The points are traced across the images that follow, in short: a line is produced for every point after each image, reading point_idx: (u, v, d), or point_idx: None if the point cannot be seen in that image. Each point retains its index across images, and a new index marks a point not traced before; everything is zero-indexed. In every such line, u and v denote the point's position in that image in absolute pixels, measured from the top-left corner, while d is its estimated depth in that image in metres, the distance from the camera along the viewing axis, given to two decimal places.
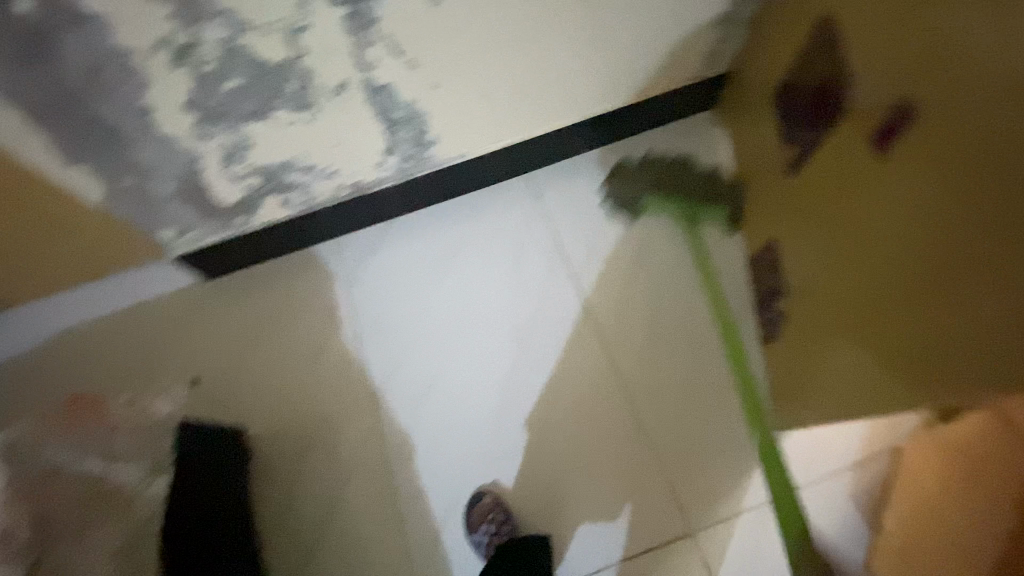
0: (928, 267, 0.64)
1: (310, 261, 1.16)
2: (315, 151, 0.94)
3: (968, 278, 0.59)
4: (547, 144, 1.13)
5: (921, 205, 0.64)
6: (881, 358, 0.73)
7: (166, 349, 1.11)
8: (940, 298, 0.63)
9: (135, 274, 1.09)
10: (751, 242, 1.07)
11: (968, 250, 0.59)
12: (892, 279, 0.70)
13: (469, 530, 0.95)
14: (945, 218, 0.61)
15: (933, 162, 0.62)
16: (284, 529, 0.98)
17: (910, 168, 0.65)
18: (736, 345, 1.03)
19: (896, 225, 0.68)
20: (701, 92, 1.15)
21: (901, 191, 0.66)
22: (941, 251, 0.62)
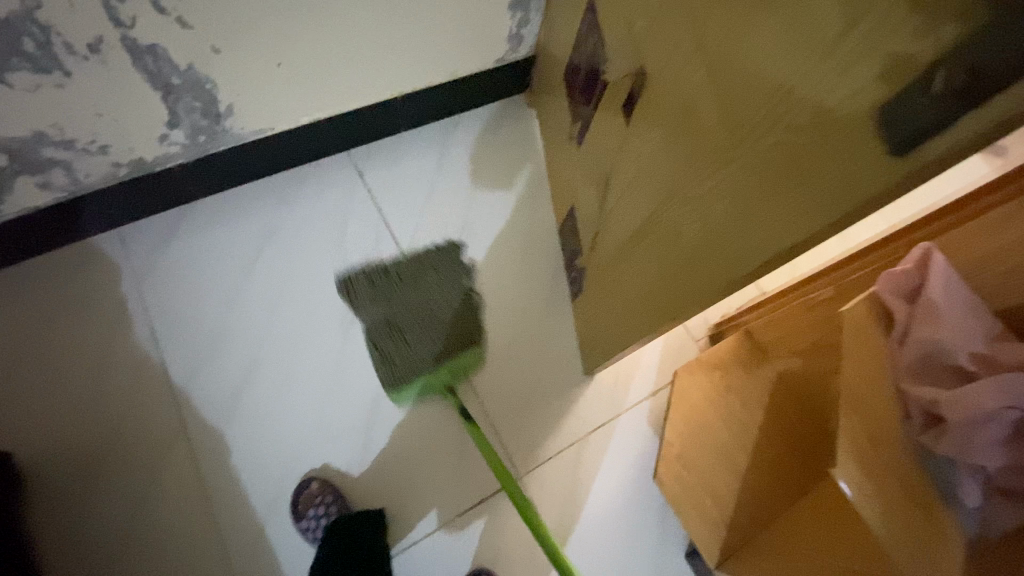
0: (674, 206, 0.72)
1: (93, 253, 1.01)
2: (73, 121, 0.82)
3: (696, 215, 0.68)
4: (363, 121, 1.12)
5: (663, 156, 0.73)
6: (655, 295, 0.82)
7: None
8: (685, 230, 0.71)
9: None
10: (558, 211, 1.17)
11: (682, 190, 0.70)
12: (654, 223, 0.78)
13: (298, 517, 0.92)
14: (678, 161, 0.70)
15: (666, 117, 0.71)
16: (79, 552, 0.86)
17: (646, 128, 0.76)
18: (549, 306, 1.12)
19: (642, 176, 0.79)
20: (509, 75, 1.22)
21: (643, 149, 0.77)
22: (677, 193, 0.71)
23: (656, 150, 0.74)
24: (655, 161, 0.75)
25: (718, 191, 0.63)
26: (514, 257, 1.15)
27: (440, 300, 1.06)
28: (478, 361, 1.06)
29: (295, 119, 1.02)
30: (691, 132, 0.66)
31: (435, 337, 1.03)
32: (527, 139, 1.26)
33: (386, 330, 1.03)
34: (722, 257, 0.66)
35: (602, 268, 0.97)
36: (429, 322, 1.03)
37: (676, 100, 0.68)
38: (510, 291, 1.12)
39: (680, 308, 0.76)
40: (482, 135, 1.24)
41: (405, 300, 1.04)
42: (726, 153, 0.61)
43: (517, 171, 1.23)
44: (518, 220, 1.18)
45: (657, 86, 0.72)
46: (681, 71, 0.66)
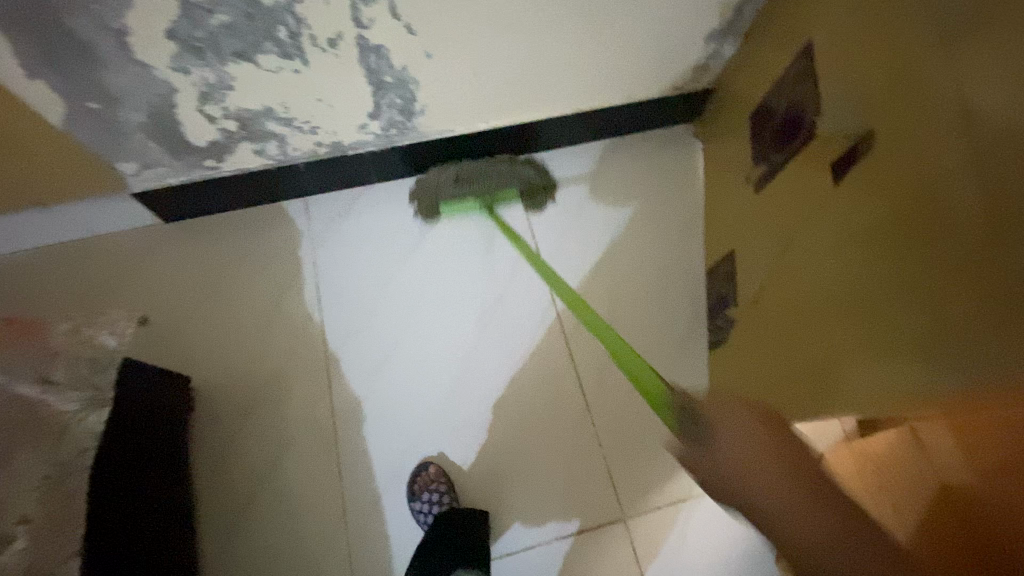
0: (873, 286, 0.67)
1: (280, 216, 1.14)
2: (296, 103, 0.93)
3: (908, 304, 0.62)
4: (532, 132, 1.15)
5: (868, 230, 0.68)
6: (822, 373, 0.76)
7: (120, 287, 1.07)
8: (881, 313, 0.66)
9: (93, 203, 1.04)
10: (710, 252, 1.12)
11: (895, 270, 0.64)
12: (839, 297, 0.73)
13: (412, 497, 0.96)
14: (889, 240, 0.65)
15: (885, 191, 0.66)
16: (226, 476, 0.97)
17: (859, 196, 0.70)
18: (684, 348, 1.08)
19: (837, 243, 0.73)
20: (683, 104, 1.19)
21: (848, 216, 0.71)
22: (886, 272, 0.65)
23: (867, 221, 0.68)
24: (856, 234, 0.70)
25: (941, 280, 0.58)
26: (656, 293, 1.12)
27: (492, 173, 1.11)
28: (512, 199, 1.18)
29: (474, 124, 1.07)
30: (926, 211, 0.60)
31: (490, 179, 1.11)
32: (688, 171, 1.22)
33: (437, 188, 1.10)
34: (932, 355, 0.59)
35: (757, 327, 0.92)
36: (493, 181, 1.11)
37: (913, 173, 0.62)
38: (646, 325, 1.10)
39: (856, 396, 0.70)
40: (641, 161, 1.22)
41: (489, 177, 1.11)
42: (972, 245, 0.54)
43: (672, 203, 1.19)
44: (661, 254, 1.16)
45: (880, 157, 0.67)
46: (931, 143, 0.60)
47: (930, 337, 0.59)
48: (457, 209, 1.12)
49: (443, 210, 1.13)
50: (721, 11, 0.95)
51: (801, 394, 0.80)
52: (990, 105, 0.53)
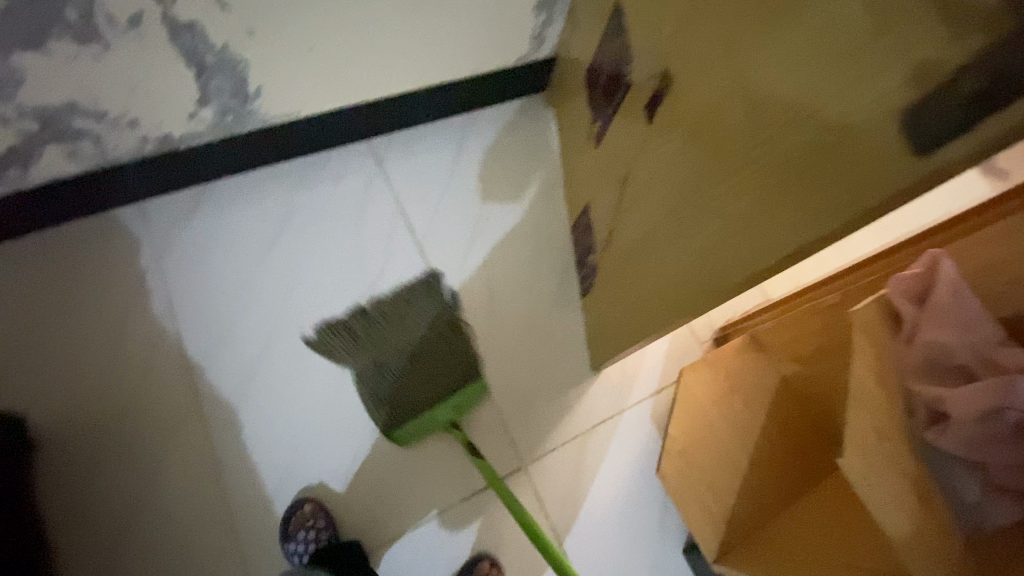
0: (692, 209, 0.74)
1: (114, 226, 1.03)
2: (106, 93, 0.84)
3: (705, 217, 0.71)
4: (385, 111, 1.14)
5: (684, 160, 0.75)
6: (665, 296, 0.84)
7: None
8: (690, 232, 0.75)
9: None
10: (571, 209, 1.19)
11: (695, 191, 0.73)
12: (669, 224, 0.80)
13: (287, 538, 0.91)
14: (699, 167, 0.72)
15: (692, 125, 0.72)
16: (88, 514, 0.87)
17: (666, 131, 0.79)
18: (560, 301, 1.14)
19: (657, 176, 0.82)
20: (530, 73, 1.25)
21: (660, 152, 0.80)
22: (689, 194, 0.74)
23: (674, 153, 0.77)
24: (676, 166, 0.77)
25: (734, 196, 0.65)
26: (527, 254, 1.17)
27: (427, 369, 1.00)
28: (482, 393, 1.03)
29: (320, 106, 1.04)
30: (710, 135, 0.69)
31: (434, 393, 1.00)
32: (543, 138, 1.28)
33: (369, 380, 1.00)
34: (727, 258, 0.69)
35: (612, 266, 1.01)
36: (431, 374, 1.01)
37: (699, 104, 0.70)
38: (521, 284, 1.14)
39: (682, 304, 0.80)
40: (498, 131, 1.26)
41: (395, 352, 1.01)
42: (743, 157, 0.63)
43: (533, 169, 1.25)
44: (531, 215, 1.20)
45: (685, 94, 0.73)
46: (707, 78, 0.68)
47: (722, 242, 0.69)
48: (421, 430, 0.98)
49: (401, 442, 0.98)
50: None
51: (649, 317, 0.90)
52: (743, 38, 0.61)
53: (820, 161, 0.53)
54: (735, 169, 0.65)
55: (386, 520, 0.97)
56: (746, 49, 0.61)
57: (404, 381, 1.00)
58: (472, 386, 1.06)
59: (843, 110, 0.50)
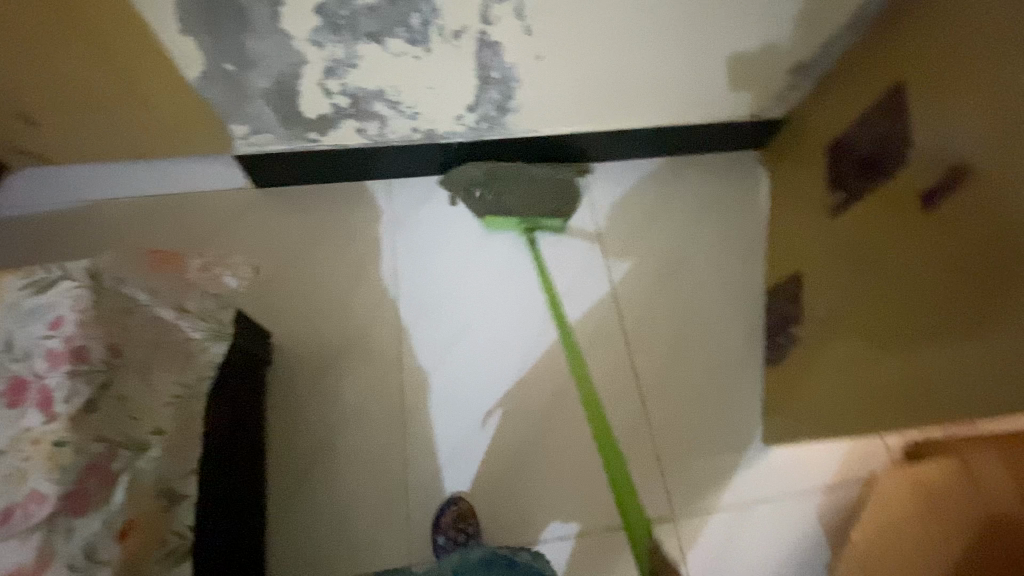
0: (945, 324, 0.72)
1: (365, 194, 1.20)
2: (407, 87, 0.99)
3: (985, 324, 0.67)
4: (610, 141, 1.21)
5: (955, 277, 0.72)
6: (870, 390, 0.83)
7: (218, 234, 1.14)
8: (956, 336, 0.70)
9: (213, 162, 1.18)
10: (772, 272, 1.16)
11: (971, 296, 0.69)
12: (908, 325, 0.78)
13: (437, 529, 0.93)
14: (974, 292, 0.69)
15: (983, 250, 0.69)
16: (293, 432, 0.99)
17: (936, 229, 0.76)
18: (742, 361, 1.11)
19: (909, 275, 0.79)
20: (755, 131, 1.25)
21: (921, 250, 0.78)
22: (961, 298, 0.71)
23: (943, 254, 0.74)
24: (942, 278, 0.74)
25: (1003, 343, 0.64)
26: (715, 304, 1.16)
27: (523, 174, 1.16)
28: (556, 228, 1.19)
29: (561, 127, 1.13)
30: (1003, 242, 0.66)
31: (531, 200, 1.16)
32: (753, 195, 1.27)
33: (484, 180, 1.14)
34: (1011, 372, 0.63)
35: (821, 350, 0.95)
36: (530, 192, 1.16)
37: (992, 207, 0.68)
38: (704, 333, 1.13)
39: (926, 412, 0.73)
40: (707, 180, 1.28)
41: (520, 183, 1.16)
42: None
43: (737, 222, 1.24)
44: (726, 267, 1.19)
45: (984, 214, 0.69)
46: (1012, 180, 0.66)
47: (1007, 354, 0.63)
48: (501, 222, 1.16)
49: (488, 223, 1.17)
50: (808, 46, 1.01)
51: (861, 416, 0.84)
52: None
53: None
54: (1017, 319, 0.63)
55: (533, 526, 0.98)
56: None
57: (506, 199, 1.15)
58: (563, 240, 1.20)
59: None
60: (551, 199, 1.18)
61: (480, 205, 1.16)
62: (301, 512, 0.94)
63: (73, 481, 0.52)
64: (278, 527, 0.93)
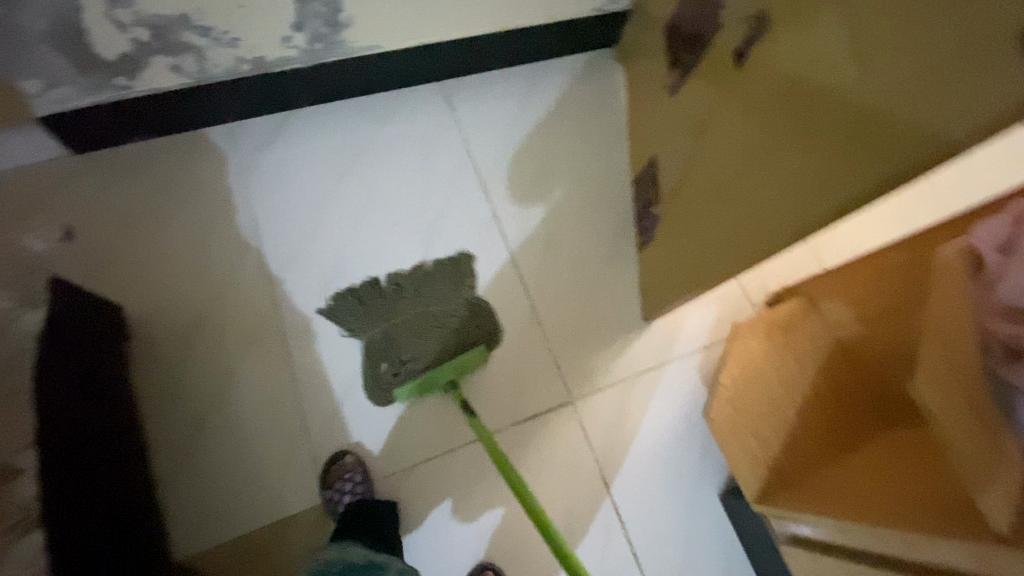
0: (757, 165, 0.79)
1: (204, 143, 1.09)
2: (215, 9, 0.89)
3: (803, 147, 0.70)
4: (460, 53, 1.17)
5: (768, 118, 0.76)
6: (712, 244, 0.90)
7: (36, 210, 1.01)
8: (779, 167, 0.74)
9: (17, 131, 0.97)
10: (634, 162, 1.21)
11: (789, 124, 0.72)
12: (732, 176, 0.84)
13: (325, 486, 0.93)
14: (783, 128, 0.74)
15: (777, 90, 0.75)
16: (172, 403, 0.93)
17: (756, 72, 0.79)
18: (618, 250, 1.17)
19: (740, 121, 0.82)
20: (602, 26, 1.26)
21: (748, 94, 0.81)
22: (782, 129, 0.74)
23: (765, 92, 0.77)
24: (760, 120, 0.78)
25: (799, 168, 0.71)
26: (587, 202, 1.19)
27: (408, 319, 1.04)
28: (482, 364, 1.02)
29: (403, 41, 1.08)
30: (814, 66, 0.68)
31: (423, 342, 1.03)
32: (611, 92, 1.29)
33: (386, 350, 1.02)
34: (822, 188, 0.68)
35: (678, 214, 1.00)
36: (431, 334, 1.04)
37: (802, 35, 0.70)
38: (580, 231, 1.17)
39: (757, 240, 0.79)
40: (566, 83, 1.28)
41: (408, 319, 1.04)
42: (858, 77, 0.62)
43: (598, 121, 1.26)
44: (593, 165, 1.22)
45: (775, 56, 0.75)
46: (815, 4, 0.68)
47: (821, 171, 0.68)
48: (420, 391, 0.96)
49: (400, 396, 0.96)
50: None
51: (709, 264, 0.91)
52: None
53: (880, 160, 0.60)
54: (808, 144, 0.70)
55: (440, 441, 1.00)
56: (869, 31, 0.60)
57: (407, 356, 1.02)
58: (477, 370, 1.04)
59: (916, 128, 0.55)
60: (453, 330, 1.05)
61: (388, 385, 1.00)
62: (196, 478, 0.90)
63: None
64: (175, 497, 0.89)
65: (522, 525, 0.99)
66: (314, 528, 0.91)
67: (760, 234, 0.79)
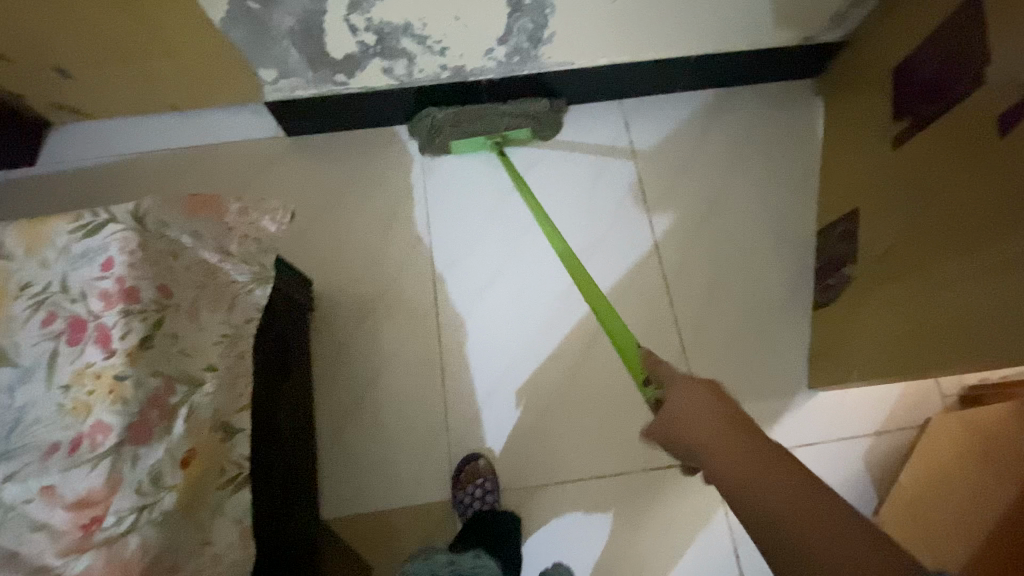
0: (1005, 258, 0.67)
1: (394, 138, 1.17)
2: (434, 20, 0.94)
3: None
4: (648, 73, 1.14)
5: (1022, 206, 0.65)
6: (922, 328, 0.79)
7: (253, 182, 1.15)
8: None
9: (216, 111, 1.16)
10: (823, 210, 1.09)
11: None
12: (966, 261, 0.73)
13: (456, 487, 0.95)
14: None
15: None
16: (336, 375, 1.02)
17: (1018, 149, 0.67)
18: (788, 304, 1.06)
19: (982, 203, 0.71)
20: (809, 56, 1.15)
21: (1001, 172, 0.69)
22: None
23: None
24: (1011, 206, 0.67)
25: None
26: (760, 245, 1.10)
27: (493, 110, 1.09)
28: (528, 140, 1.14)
29: (596, 58, 1.06)
30: None
31: (486, 123, 1.10)
32: (805, 127, 1.18)
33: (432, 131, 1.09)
34: None
35: (874, 283, 0.90)
36: (496, 112, 1.09)
37: None
38: (748, 275, 1.08)
39: (981, 342, 0.70)
40: (754, 113, 1.19)
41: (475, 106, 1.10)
42: None
43: (785, 158, 1.16)
44: (772, 205, 1.13)
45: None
46: None
47: None
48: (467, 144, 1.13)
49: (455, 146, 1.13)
50: None
51: (908, 349, 0.82)
52: None
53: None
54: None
55: (570, 466, 0.99)
56: None
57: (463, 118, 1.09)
58: (520, 152, 1.18)
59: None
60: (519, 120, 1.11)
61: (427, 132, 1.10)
62: (347, 449, 0.98)
63: (138, 411, 0.54)
64: (327, 463, 0.97)
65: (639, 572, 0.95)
66: (441, 523, 0.95)
67: (986, 339, 0.69)
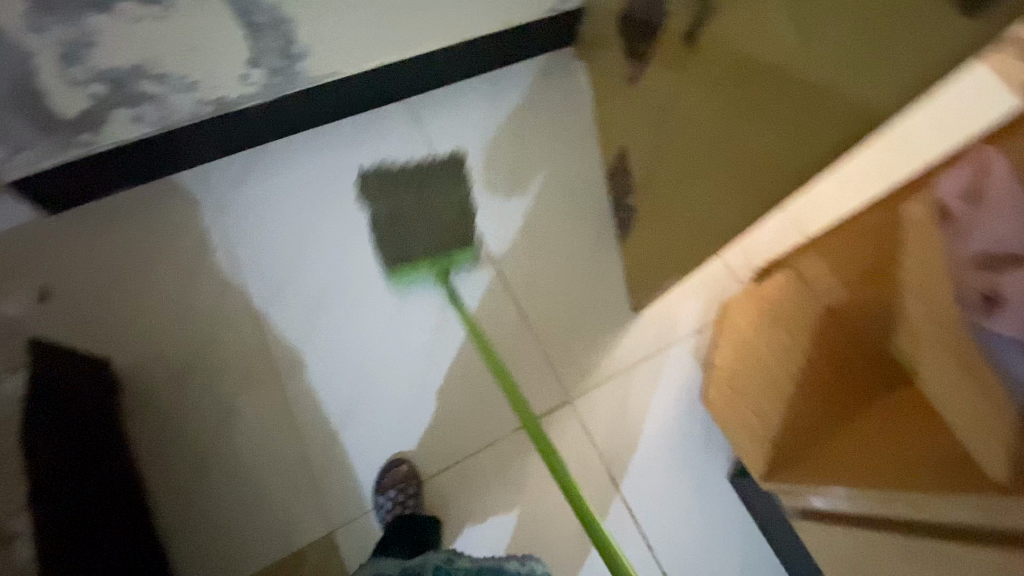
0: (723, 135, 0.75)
1: (177, 188, 1.10)
2: (168, 56, 0.89)
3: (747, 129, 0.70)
4: (420, 69, 1.18)
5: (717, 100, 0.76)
6: (696, 219, 0.86)
7: (17, 276, 1.01)
8: (730, 151, 0.74)
9: None
10: (605, 154, 1.21)
11: (734, 106, 0.72)
12: (701, 147, 0.81)
13: (377, 492, 0.94)
14: (729, 110, 0.73)
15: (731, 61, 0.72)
16: (171, 450, 0.93)
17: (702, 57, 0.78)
18: (599, 243, 1.17)
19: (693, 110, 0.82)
20: (559, 26, 1.26)
21: (697, 78, 0.80)
22: (729, 114, 0.73)
23: (711, 75, 0.76)
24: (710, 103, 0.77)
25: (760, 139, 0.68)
26: (562, 200, 1.19)
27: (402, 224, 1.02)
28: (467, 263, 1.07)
29: (361, 63, 1.08)
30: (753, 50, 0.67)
31: (430, 243, 1.02)
32: (576, 89, 1.30)
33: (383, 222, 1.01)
34: (768, 171, 0.68)
35: (650, 201, 1.01)
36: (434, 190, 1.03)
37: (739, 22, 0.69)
38: (559, 229, 1.17)
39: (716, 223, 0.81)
40: (528, 86, 1.29)
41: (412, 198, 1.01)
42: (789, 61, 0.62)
43: (565, 118, 1.26)
44: (565, 162, 1.23)
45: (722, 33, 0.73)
46: None
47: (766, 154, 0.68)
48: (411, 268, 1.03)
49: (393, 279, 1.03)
50: None
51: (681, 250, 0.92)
52: None
53: (827, 131, 0.59)
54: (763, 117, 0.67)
55: (444, 455, 0.99)
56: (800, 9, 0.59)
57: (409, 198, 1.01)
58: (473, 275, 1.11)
59: (865, 93, 0.54)
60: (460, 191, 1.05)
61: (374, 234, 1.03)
62: (202, 522, 0.90)
63: None
64: (182, 545, 0.88)
65: (533, 530, 0.98)
66: (325, 558, 0.91)
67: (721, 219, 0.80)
